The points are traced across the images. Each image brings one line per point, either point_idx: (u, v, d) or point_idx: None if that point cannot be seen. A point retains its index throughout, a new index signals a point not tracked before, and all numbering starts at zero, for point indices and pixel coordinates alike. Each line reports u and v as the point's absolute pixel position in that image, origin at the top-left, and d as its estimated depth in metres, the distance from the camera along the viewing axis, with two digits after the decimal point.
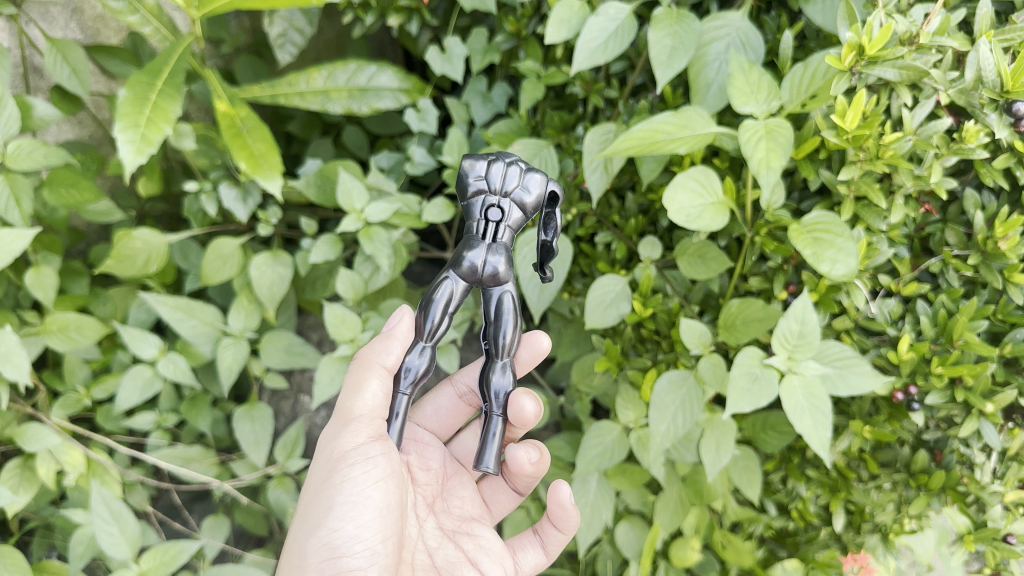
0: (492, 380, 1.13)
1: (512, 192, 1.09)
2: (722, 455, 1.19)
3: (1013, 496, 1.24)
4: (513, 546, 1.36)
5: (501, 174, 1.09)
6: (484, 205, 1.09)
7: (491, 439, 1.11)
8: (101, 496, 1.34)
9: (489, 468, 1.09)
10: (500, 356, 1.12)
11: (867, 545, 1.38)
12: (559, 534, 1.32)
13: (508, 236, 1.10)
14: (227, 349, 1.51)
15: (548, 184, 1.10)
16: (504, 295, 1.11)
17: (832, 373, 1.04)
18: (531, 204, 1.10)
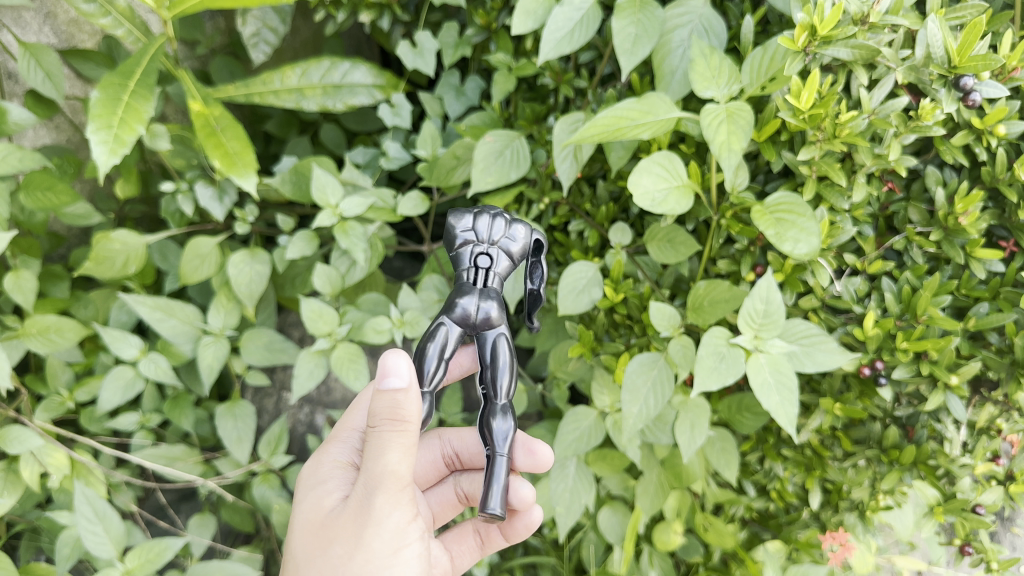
0: (492, 425, 1.01)
1: (498, 242, 1.06)
2: (696, 437, 1.23)
3: (982, 468, 1.29)
4: (454, 554, 1.35)
5: (488, 225, 1.06)
6: (472, 255, 1.05)
7: (496, 484, 0.98)
8: (84, 496, 1.35)
9: (496, 514, 0.97)
10: (499, 400, 1.02)
11: (845, 524, 1.44)
12: (504, 541, 1.35)
13: (497, 284, 1.06)
14: (207, 347, 1.52)
15: (531, 233, 1.08)
16: (499, 338, 1.04)
17: (798, 350, 1.06)
18: (518, 251, 1.07)
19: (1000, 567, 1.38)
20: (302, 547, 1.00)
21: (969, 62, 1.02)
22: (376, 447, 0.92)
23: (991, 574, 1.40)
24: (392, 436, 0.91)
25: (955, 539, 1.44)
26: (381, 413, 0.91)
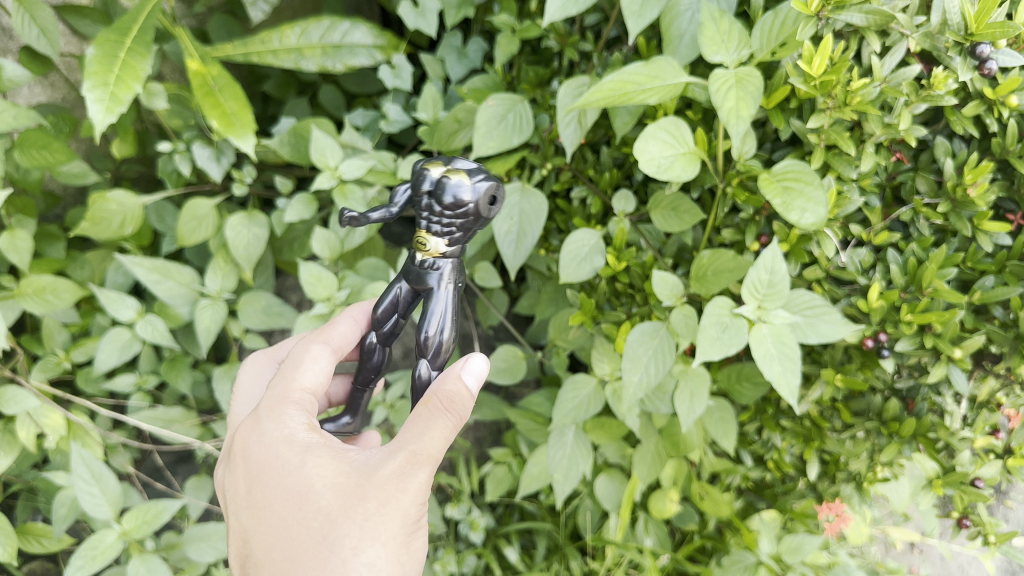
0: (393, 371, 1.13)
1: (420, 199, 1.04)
2: (696, 407, 1.24)
3: (981, 442, 1.29)
4: None
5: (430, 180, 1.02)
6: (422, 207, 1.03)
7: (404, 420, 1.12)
8: (81, 458, 1.34)
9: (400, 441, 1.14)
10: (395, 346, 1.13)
11: (841, 495, 1.54)
12: None
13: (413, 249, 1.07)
14: (204, 310, 1.51)
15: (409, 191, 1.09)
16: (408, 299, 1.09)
17: (801, 321, 1.05)
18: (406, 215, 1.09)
19: (997, 540, 1.39)
20: (299, 532, 0.87)
21: (986, 29, 1.00)
22: (430, 420, 0.89)
23: (987, 546, 1.41)
24: (446, 419, 0.89)
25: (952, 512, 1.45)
26: (443, 394, 0.90)
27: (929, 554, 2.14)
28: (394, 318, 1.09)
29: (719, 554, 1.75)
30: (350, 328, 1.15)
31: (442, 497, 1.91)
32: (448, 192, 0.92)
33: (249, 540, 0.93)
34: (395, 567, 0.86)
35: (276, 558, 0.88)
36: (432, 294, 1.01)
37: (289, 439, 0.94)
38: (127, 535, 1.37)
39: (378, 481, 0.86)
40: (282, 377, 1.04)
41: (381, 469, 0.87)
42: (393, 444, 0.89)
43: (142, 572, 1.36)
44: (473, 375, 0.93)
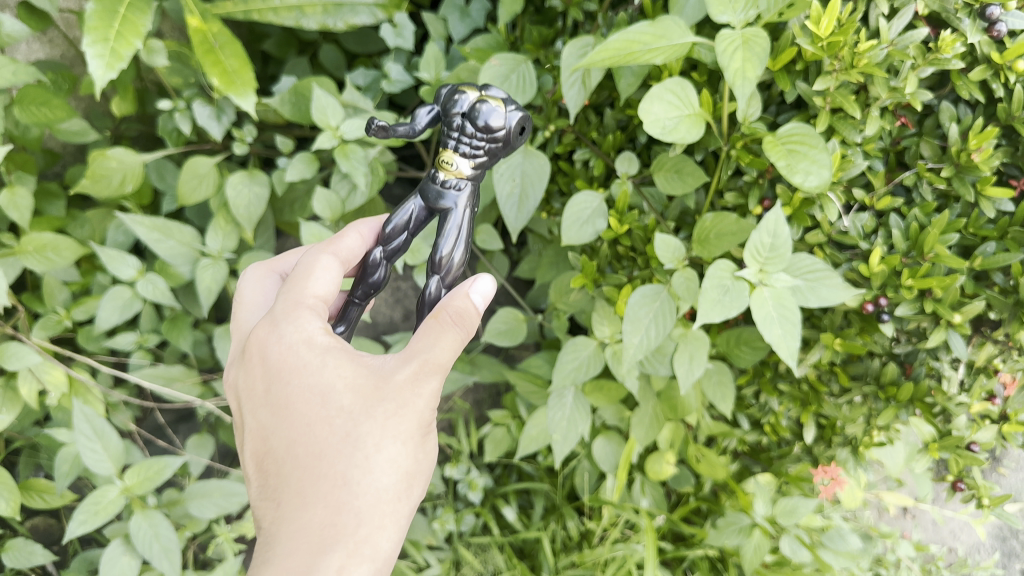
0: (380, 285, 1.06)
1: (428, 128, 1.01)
2: (694, 369, 1.25)
3: (978, 407, 1.31)
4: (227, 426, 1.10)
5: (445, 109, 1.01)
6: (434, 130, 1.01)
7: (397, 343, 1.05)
8: (83, 414, 1.35)
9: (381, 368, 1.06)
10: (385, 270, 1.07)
11: (837, 459, 1.54)
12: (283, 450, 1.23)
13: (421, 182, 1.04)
14: (205, 270, 1.51)
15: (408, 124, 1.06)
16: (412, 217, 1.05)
17: (802, 285, 1.05)
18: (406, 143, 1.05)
19: (991, 503, 1.41)
20: (322, 430, 0.89)
21: None
22: (441, 331, 0.91)
23: (981, 509, 1.43)
24: (455, 330, 0.92)
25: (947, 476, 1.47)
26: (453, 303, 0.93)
27: (921, 518, 2.17)
28: (403, 236, 1.04)
29: (714, 516, 1.79)
30: (357, 244, 1.08)
31: (441, 456, 1.93)
32: (483, 115, 0.92)
33: (267, 436, 0.93)
34: (410, 462, 0.91)
35: (298, 454, 0.90)
36: (449, 214, 0.99)
37: (309, 340, 0.94)
38: (130, 491, 1.39)
39: (395, 383, 0.89)
40: (293, 284, 1.00)
41: (396, 374, 0.90)
42: (404, 352, 0.92)
43: (144, 527, 1.38)
44: (481, 293, 0.94)
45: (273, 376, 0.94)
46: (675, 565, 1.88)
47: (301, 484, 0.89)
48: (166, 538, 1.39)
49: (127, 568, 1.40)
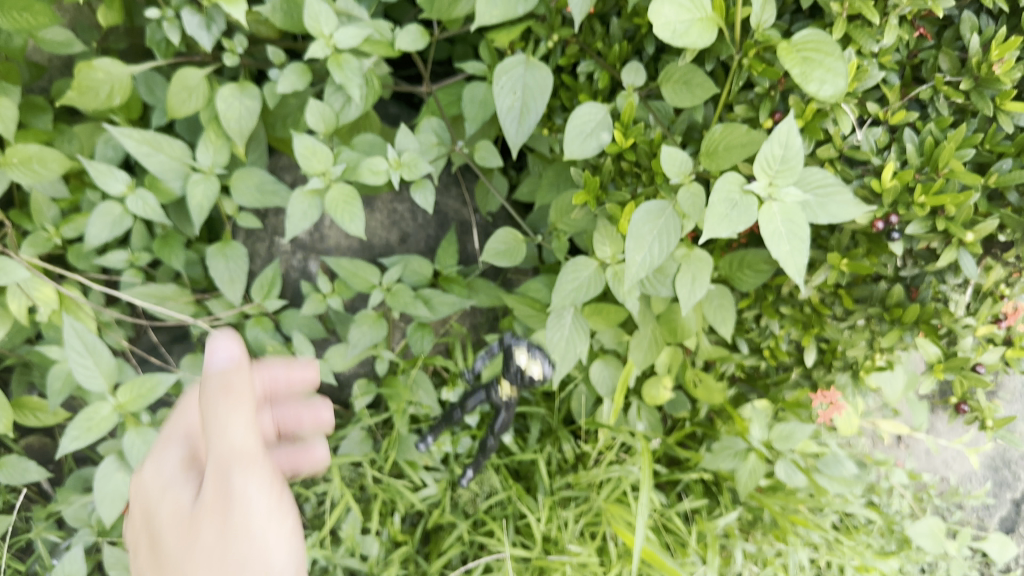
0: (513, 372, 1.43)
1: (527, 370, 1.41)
2: (696, 291, 1.22)
3: (984, 330, 1.28)
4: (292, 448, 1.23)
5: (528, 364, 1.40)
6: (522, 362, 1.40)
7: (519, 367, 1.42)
8: (74, 330, 1.32)
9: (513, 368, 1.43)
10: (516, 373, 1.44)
11: (836, 384, 1.53)
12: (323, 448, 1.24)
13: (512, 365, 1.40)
14: (196, 186, 1.48)
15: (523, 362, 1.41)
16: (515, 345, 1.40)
17: (812, 200, 1.01)
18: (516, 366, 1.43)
19: (994, 425, 1.40)
20: (179, 509, 0.92)
21: None
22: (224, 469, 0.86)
23: (983, 431, 1.42)
24: (237, 468, 0.87)
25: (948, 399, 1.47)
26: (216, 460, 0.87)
27: (915, 448, 2.17)
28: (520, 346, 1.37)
29: (709, 441, 1.82)
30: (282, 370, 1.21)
31: (438, 379, 1.92)
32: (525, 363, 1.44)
33: (151, 510, 0.96)
34: (293, 526, 0.89)
35: (179, 509, 0.92)
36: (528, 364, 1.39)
37: (160, 477, 0.98)
38: (123, 408, 1.38)
39: (215, 484, 0.87)
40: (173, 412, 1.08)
41: (203, 497, 0.88)
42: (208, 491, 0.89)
43: (138, 444, 1.38)
44: (221, 356, 0.93)
45: (142, 530, 0.97)
46: (668, 489, 1.90)
47: (181, 535, 0.90)
48: None
49: (122, 485, 1.39)
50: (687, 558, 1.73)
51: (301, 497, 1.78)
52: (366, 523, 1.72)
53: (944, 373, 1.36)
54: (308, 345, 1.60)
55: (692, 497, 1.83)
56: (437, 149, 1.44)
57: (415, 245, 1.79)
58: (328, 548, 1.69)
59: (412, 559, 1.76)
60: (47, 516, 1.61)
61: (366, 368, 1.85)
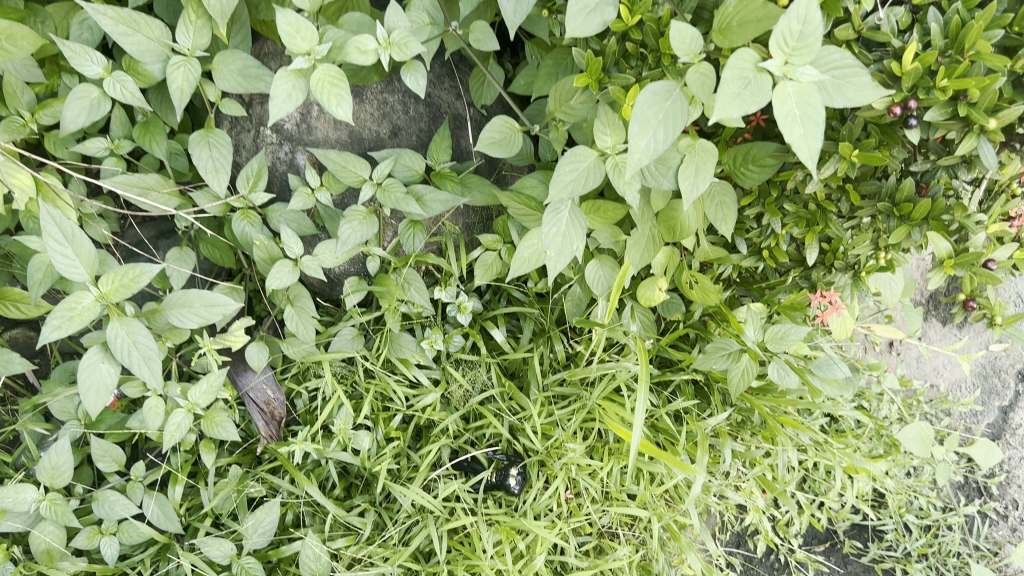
0: None
1: None
2: (699, 183, 1.17)
3: (996, 227, 1.27)
4: None
5: None
6: None
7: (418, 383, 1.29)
8: (51, 217, 1.26)
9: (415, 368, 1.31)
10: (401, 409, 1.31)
11: (837, 285, 1.49)
12: None
13: None
14: (177, 70, 1.40)
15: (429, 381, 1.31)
16: None
17: (828, 82, 0.95)
18: None
19: (1004, 322, 1.43)
20: None
21: None
22: None
23: (991, 327, 1.47)
24: None
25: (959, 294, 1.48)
26: None
27: (906, 354, 2.17)
28: None
29: (702, 342, 1.81)
30: None
31: (430, 279, 1.89)
32: None
33: None
34: None
35: None
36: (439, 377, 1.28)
37: None
38: (106, 299, 1.34)
39: None
40: None
41: None
42: None
43: (122, 334, 1.33)
44: None
45: None
46: (659, 390, 1.90)
47: None
48: (145, 346, 1.34)
49: (107, 376, 1.36)
50: (677, 457, 1.74)
51: (293, 392, 1.77)
52: (358, 419, 1.72)
53: (954, 270, 1.31)
54: (296, 240, 1.52)
55: (684, 398, 1.83)
56: (431, 30, 1.37)
57: (406, 139, 1.71)
58: (320, 442, 1.70)
59: (403, 455, 1.76)
60: (33, 409, 1.59)
61: (357, 267, 1.80)
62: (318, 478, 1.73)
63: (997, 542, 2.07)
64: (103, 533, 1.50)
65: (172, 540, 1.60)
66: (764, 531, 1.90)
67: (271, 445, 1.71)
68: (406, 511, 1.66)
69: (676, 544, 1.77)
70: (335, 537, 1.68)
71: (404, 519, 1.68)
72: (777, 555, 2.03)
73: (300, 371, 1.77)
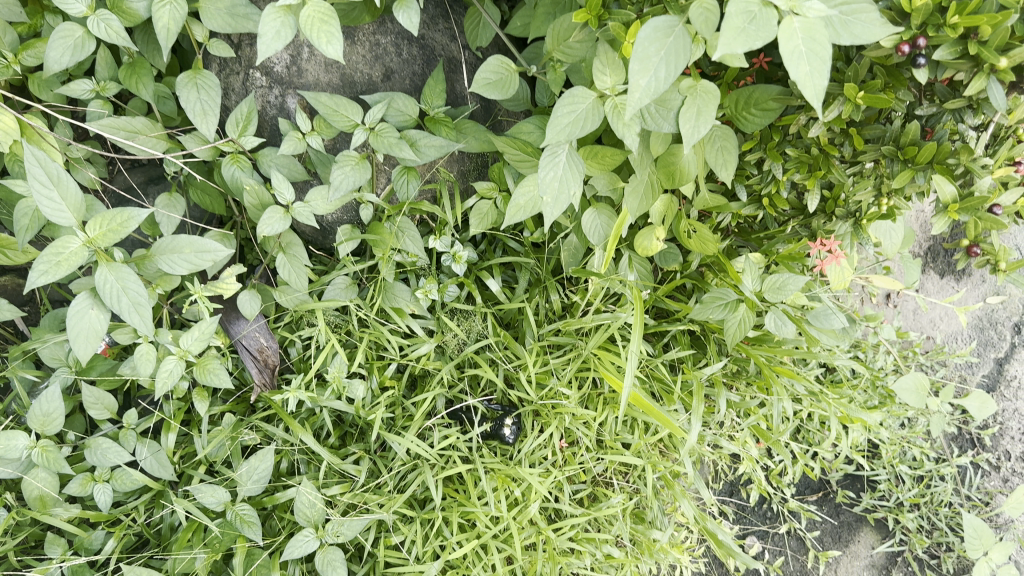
0: None
1: None
2: (700, 126, 1.15)
3: (1001, 172, 1.26)
4: None
5: None
6: None
7: None
8: (36, 158, 1.22)
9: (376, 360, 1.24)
10: None
11: (837, 233, 1.47)
12: None
13: None
14: (162, 8, 1.33)
15: None
16: None
17: (835, 19, 0.92)
18: None
19: (1006, 268, 1.44)
20: None
21: None
22: None
23: (994, 273, 1.46)
24: None
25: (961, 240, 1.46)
26: None
27: (902, 305, 2.15)
28: None
29: (699, 293, 1.80)
30: None
31: (424, 228, 1.86)
32: None
33: None
34: None
35: None
36: None
37: None
38: (94, 244, 1.32)
39: None
40: None
41: None
42: None
43: (111, 280, 1.30)
44: None
45: None
46: (655, 341, 1.89)
47: None
48: (135, 292, 1.30)
49: (96, 322, 1.33)
50: (672, 406, 1.74)
51: (286, 341, 1.76)
52: (352, 368, 1.71)
53: (959, 215, 1.30)
54: (287, 185, 1.48)
55: (679, 348, 1.82)
56: None
57: (400, 83, 1.67)
58: (313, 391, 1.68)
59: (398, 404, 1.76)
60: (22, 355, 1.57)
61: (350, 215, 1.77)
62: (313, 426, 1.72)
63: (989, 492, 2.08)
64: (96, 480, 1.49)
65: (165, 487, 1.60)
66: (757, 480, 1.90)
67: (265, 393, 1.69)
68: (401, 459, 1.66)
69: (670, 492, 1.77)
70: (329, 484, 1.68)
71: (399, 466, 1.68)
72: (770, 504, 2.04)
73: (294, 319, 1.76)
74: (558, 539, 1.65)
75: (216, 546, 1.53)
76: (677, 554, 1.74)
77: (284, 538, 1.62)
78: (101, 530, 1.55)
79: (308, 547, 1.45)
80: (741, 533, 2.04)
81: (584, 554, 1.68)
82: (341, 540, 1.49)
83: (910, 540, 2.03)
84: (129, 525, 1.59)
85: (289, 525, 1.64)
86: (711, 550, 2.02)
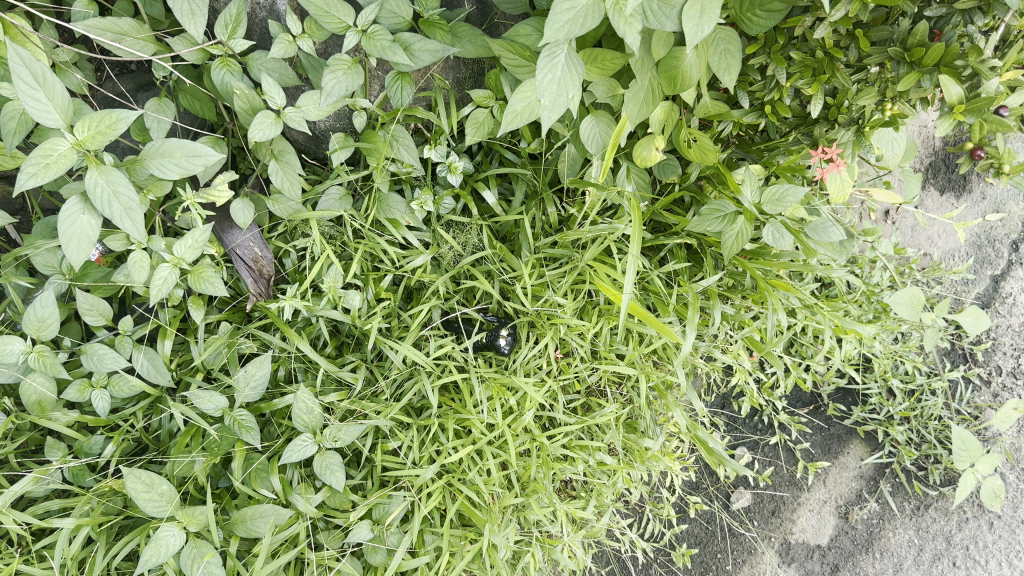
0: None
1: None
2: (704, 26, 1.12)
3: (1009, 74, 1.24)
4: None
5: None
6: None
7: None
8: (20, 58, 1.17)
9: None
10: None
11: (839, 141, 1.46)
12: None
13: None
14: None
15: None
16: None
17: None
18: None
19: (1010, 171, 1.42)
20: None
21: None
22: None
23: (997, 176, 1.45)
24: None
25: (965, 145, 1.44)
26: None
27: (901, 221, 2.14)
28: None
29: (697, 205, 1.78)
30: None
31: (420, 138, 1.83)
32: None
33: None
34: None
35: None
36: None
37: None
38: (83, 146, 1.29)
39: None
40: None
41: None
42: None
43: (102, 184, 1.27)
44: None
45: None
46: (652, 254, 1.88)
47: None
48: (126, 197, 1.28)
49: (88, 228, 1.31)
50: (667, 317, 1.74)
51: (280, 252, 1.74)
52: (347, 278, 1.70)
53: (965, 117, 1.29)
54: (278, 90, 1.45)
55: (676, 261, 1.81)
56: None
57: None
58: (309, 300, 1.68)
59: (394, 314, 1.76)
60: (14, 263, 1.56)
61: (343, 123, 1.74)
62: (310, 336, 1.73)
63: (978, 406, 2.10)
64: (93, 387, 1.50)
65: (163, 393, 1.61)
66: (749, 393, 1.92)
67: (259, 303, 1.69)
68: (397, 368, 1.67)
69: (662, 402, 1.79)
70: (327, 391, 1.69)
71: (396, 375, 1.69)
72: (761, 416, 2.07)
73: (288, 230, 1.74)
74: (552, 446, 1.67)
75: (214, 450, 1.55)
76: (668, 462, 1.81)
77: (282, 443, 1.64)
78: (101, 435, 1.56)
79: (306, 451, 1.47)
80: (732, 443, 2.08)
81: (577, 461, 1.73)
82: (340, 445, 1.50)
83: (899, 452, 2.05)
84: (128, 430, 1.60)
85: (287, 431, 1.66)
86: (702, 460, 2.06)
